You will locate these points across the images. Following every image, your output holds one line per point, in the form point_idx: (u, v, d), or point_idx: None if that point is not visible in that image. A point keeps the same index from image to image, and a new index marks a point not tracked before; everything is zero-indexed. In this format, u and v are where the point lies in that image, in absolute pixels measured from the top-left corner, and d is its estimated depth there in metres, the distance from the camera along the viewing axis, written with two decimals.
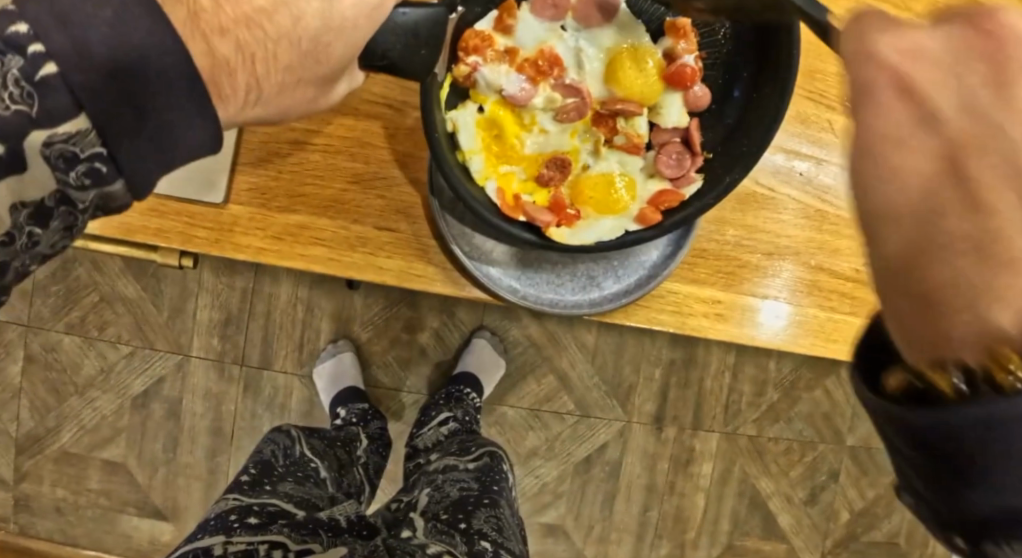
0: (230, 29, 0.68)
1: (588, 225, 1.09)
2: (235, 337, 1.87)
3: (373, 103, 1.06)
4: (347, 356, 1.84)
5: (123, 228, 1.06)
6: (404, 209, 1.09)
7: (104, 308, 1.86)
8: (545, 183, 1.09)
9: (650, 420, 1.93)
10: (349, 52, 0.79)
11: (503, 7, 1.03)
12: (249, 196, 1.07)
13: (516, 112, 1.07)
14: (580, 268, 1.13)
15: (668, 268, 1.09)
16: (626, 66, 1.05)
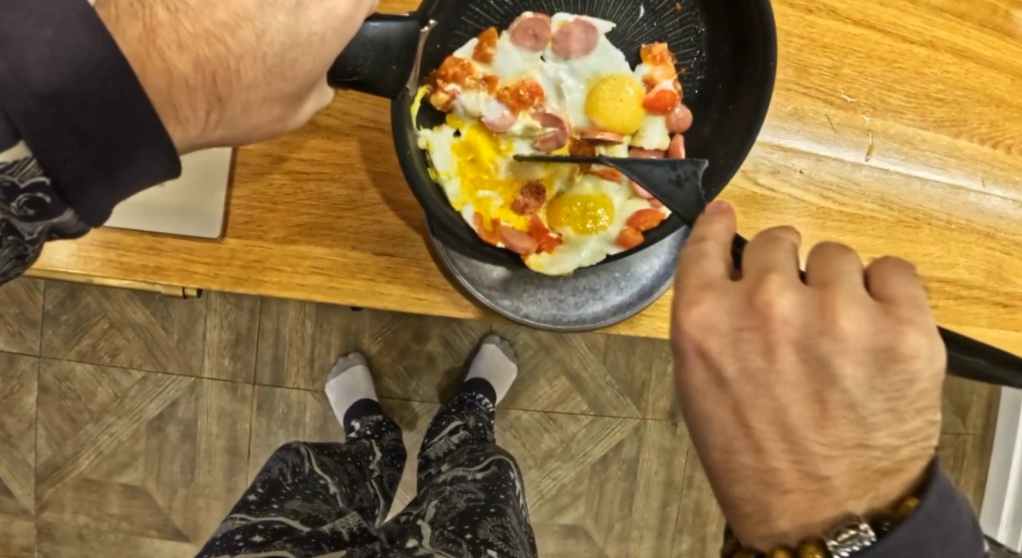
0: (187, 46, 0.67)
1: (568, 251, 0.97)
2: (246, 355, 1.87)
3: (366, 126, 0.95)
4: (358, 369, 1.85)
5: (121, 268, 0.95)
6: (403, 232, 0.97)
7: (115, 334, 1.87)
8: (523, 210, 0.97)
9: (665, 415, 1.93)
10: (318, 67, 0.75)
11: (482, 35, 0.96)
12: (245, 229, 0.94)
13: (492, 137, 0.96)
14: (581, 280, 1.02)
15: (672, 273, 1.02)
16: (607, 90, 0.96)
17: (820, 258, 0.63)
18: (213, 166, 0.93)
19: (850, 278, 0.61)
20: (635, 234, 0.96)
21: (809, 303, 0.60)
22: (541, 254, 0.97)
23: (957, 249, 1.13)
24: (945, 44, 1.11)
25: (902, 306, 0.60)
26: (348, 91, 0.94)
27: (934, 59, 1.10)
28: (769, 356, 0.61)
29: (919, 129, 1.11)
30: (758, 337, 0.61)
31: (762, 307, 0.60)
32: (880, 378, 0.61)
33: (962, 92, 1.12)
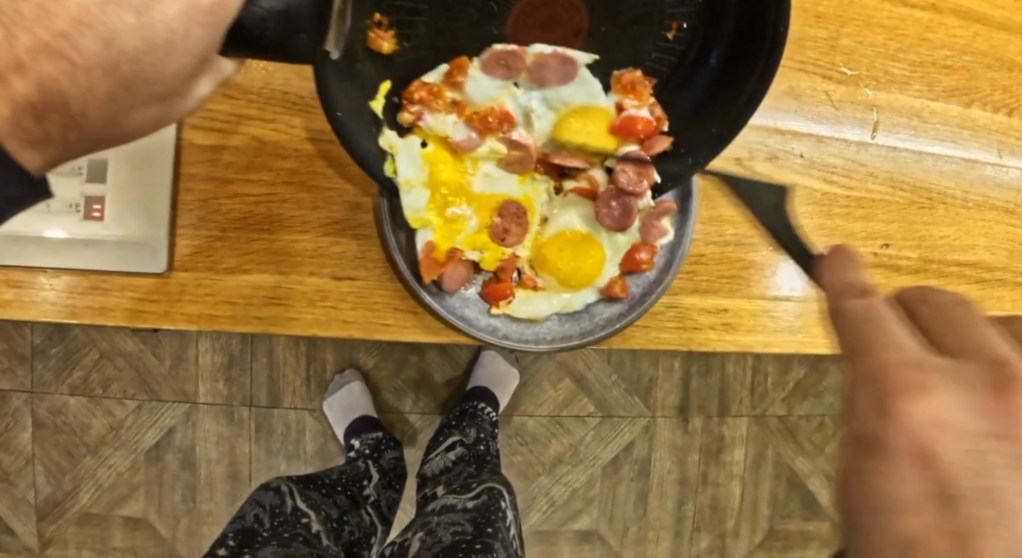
0: (26, 65, 0.60)
1: (544, 293, 0.92)
2: (241, 379, 1.65)
3: (314, 140, 0.87)
4: (356, 386, 1.65)
5: (65, 312, 0.86)
6: (364, 252, 0.89)
7: (106, 364, 1.62)
8: (500, 238, 0.88)
9: (675, 413, 1.75)
10: (188, 67, 0.67)
11: (453, 62, 0.86)
12: (195, 259, 0.86)
13: (460, 159, 0.87)
14: (563, 296, 0.92)
15: (663, 282, 0.91)
16: (579, 121, 0.89)
17: (957, 332, 0.53)
18: (155, 193, 0.85)
19: (1004, 360, 0.51)
20: (621, 288, 0.91)
21: (965, 390, 0.50)
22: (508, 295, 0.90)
23: (975, 229, 1.05)
24: (949, 6, 1.02)
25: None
26: (286, 99, 0.86)
27: (939, 23, 1.01)
28: (960, 461, 0.48)
29: (929, 101, 1.02)
30: (934, 440, 0.48)
31: (902, 390, 0.50)
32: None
33: (971, 57, 1.03)
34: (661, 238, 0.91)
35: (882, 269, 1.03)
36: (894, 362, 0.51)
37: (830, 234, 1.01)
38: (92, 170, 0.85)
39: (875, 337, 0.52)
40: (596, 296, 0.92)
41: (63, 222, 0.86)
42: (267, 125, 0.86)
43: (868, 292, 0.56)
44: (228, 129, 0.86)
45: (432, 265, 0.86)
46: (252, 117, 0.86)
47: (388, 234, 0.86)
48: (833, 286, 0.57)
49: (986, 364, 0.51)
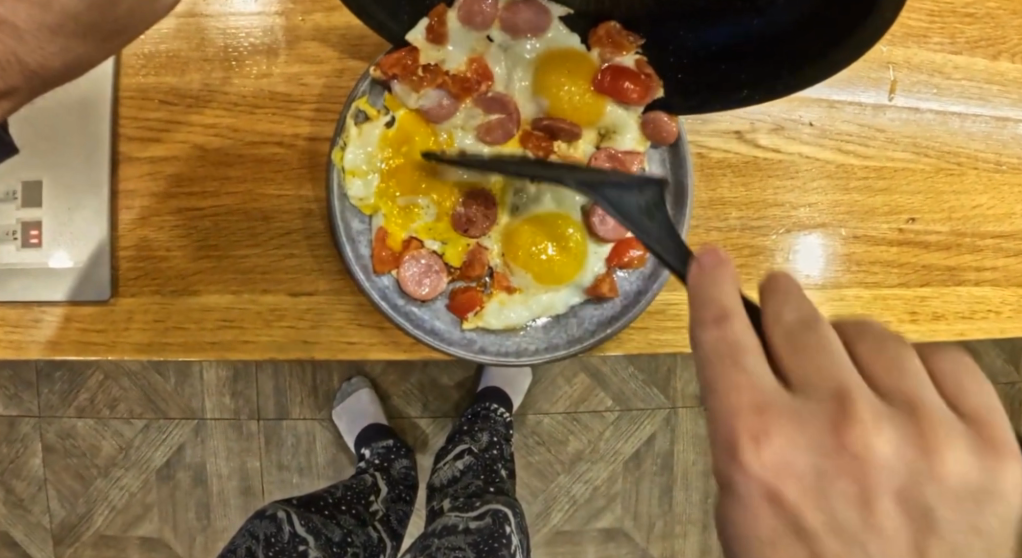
0: None
1: (521, 297, 0.82)
2: (248, 391, 1.53)
3: (260, 143, 0.80)
4: (364, 394, 1.52)
5: (13, 348, 0.79)
6: (322, 264, 0.81)
7: (111, 385, 1.53)
8: (464, 228, 0.80)
9: (696, 401, 1.65)
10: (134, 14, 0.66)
11: (432, 12, 0.76)
12: (139, 283, 0.79)
13: (431, 133, 0.79)
14: (543, 301, 0.82)
15: (657, 284, 0.80)
16: (564, 75, 0.79)
17: (875, 344, 0.47)
18: (93, 212, 0.78)
19: (856, 384, 0.44)
20: (609, 288, 0.81)
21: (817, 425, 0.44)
22: (477, 303, 0.80)
23: (1012, 194, 0.95)
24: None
25: (918, 402, 0.45)
26: (233, 102, 0.79)
27: None
28: (806, 502, 0.44)
29: (952, 54, 0.92)
30: (780, 487, 0.44)
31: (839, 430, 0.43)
32: (962, 509, 0.43)
33: (995, 3, 0.93)
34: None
35: (908, 246, 0.92)
36: (746, 421, 0.44)
37: (851, 211, 0.91)
38: (27, 193, 0.79)
39: (812, 364, 0.45)
40: (581, 297, 0.82)
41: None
42: (206, 131, 0.79)
43: (725, 323, 0.46)
44: (165, 139, 0.79)
45: (391, 262, 0.79)
46: (190, 124, 0.79)
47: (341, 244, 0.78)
48: (697, 297, 0.47)
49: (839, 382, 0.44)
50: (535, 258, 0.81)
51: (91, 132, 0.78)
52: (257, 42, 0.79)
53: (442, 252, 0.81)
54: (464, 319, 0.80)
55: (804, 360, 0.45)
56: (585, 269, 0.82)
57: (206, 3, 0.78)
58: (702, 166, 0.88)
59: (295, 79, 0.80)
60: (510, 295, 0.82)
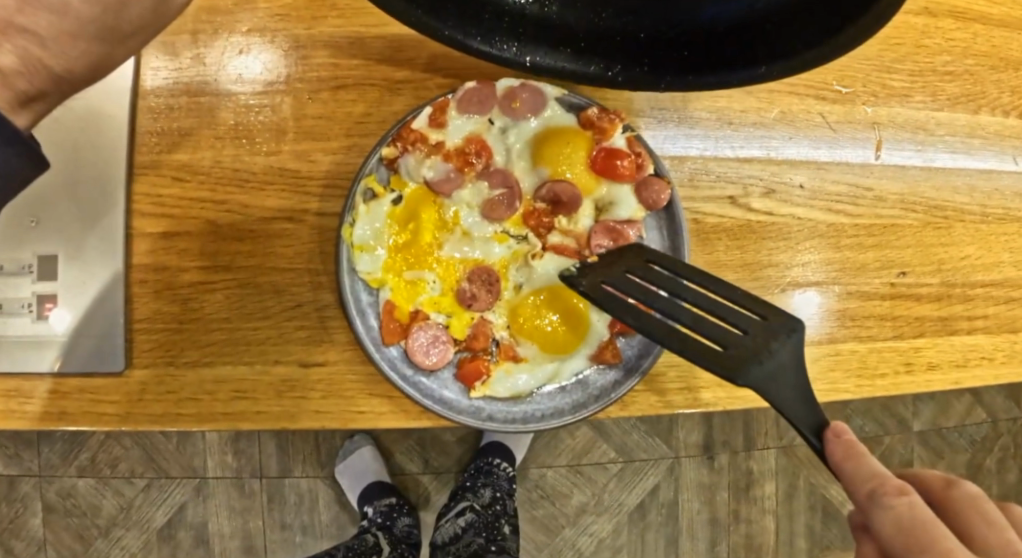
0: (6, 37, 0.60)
1: (527, 365, 0.84)
2: (250, 450, 1.53)
3: (271, 219, 0.82)
4: (367, 451, 1.51)
5: (23, 420, 0.80)
6: (330, 335, 0.82)
7: (113, 444, 1.53)
8: (467, 303, 0.83)
9: (699, 451, 1.65)
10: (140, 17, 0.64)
11: (436, 103, 0.80)
12: (154, 355, 0.81)
13: (435, 207, 0.83)
14: (548, 370, 0.84)
15: (655, 354, 0.80)
16: (563, 153, 0.83)
17: (968, 508, 0.55)
18: (106, 287, 0.80)
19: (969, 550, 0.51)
20: (613, 353, 0.83)
21: None
22: (483, 375, 0.82)
23: (999, 244, 0.98)
24: (945, 8, 0.96)
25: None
26: (246, 179, 0.82)
27: (934, 27, 0.96)
28: None
29: (934, 110, 0.96)
30: None
31: None
32: None
33: (974, 59, 0.97)
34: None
35: (900, 299, 0.94)
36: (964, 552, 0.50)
37: (843, 267, 0.93)
38: (43, 266, 0.81)
39: (935, 541, 0.51)
40: (587, 364, 0.84)
41: (13, 323, 0.80)
42: (218, 208, 0.82)
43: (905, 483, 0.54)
44: (180, 215, 0.82)
45: (399, 332, 0.81)
46: (203, 202, 0.82)
47: (351, 316, 0.79)
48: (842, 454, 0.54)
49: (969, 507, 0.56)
50: (533, 327, 0.84)
51: (105, 204, 0.81)
52: (266, 120, 0.83)
53: (447, 325, 0.83)
54: (472, 390, 0.82)
55: (919, 533, 0.51)
56: (590, 339, 0.84)
57: (217, 82, 0.82)
58: (697, 232, 0.90)
59: (303, 154, 0.83)
60: (513, 366, 0.84)
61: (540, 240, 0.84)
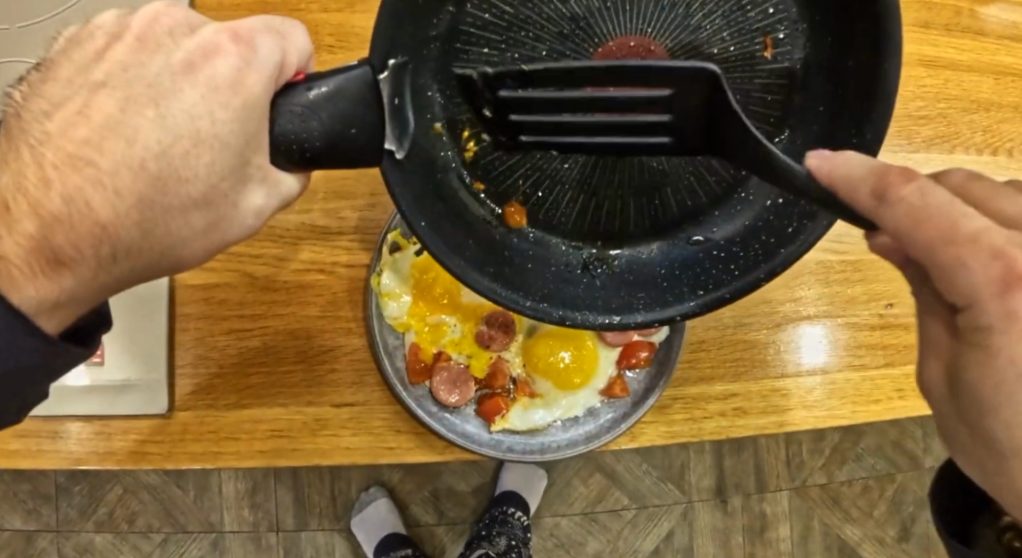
0: (54, 180, 0.58)
1: (542, 401, 0.91)
2: (267, 503, 1.57)
3: (304, 271, 0.88)
4: (383, 503, 1.55)
5: (69, 459, 0.86)
6: (359, 376, 0.88)
7: (130, 498, 1.57)
8: (486, 344, 0.90)
9: (712, 495, 1.68)
10: (205, 221, 0.63)
11: None
12: (195, 398, 0.87)
13: None
14: (561, 403, 0.91)
15: (660, 386, 0.86)
16: None
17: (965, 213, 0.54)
18: (153, 338, 0.87)
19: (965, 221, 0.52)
20: (621, 388, 0.89)
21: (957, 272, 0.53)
22: (503, 409, 0.89)
23: None
24: (915, 58, 1.07)
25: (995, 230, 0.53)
26: (279, 235, 0.88)
27: (905, 76, 1.06)
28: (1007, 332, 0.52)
29: (910, 152, 1.06)
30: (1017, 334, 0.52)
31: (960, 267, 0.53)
32: None
33: (945, 103, 1.08)
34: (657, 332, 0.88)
35: None
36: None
37: None
38: None
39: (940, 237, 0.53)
40: (597, 398, 0.91)
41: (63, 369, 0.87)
42: (255, 260, 0.88)
43: (1009, 276, 0.52)
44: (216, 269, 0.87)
45: (424, 372, 0.88)
46: (239, 255, 0.87)
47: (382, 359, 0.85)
48: (936, 226, 0.52)
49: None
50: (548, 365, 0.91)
51: None
52: None
53: (468, 365, 0.90)
54: (493, 423, 0.89)
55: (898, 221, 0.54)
56: (599, 374, 0.92)
57: None
58: None
59: (332, 212, 0.88)
60: (531, 400, 0.91)
61: None
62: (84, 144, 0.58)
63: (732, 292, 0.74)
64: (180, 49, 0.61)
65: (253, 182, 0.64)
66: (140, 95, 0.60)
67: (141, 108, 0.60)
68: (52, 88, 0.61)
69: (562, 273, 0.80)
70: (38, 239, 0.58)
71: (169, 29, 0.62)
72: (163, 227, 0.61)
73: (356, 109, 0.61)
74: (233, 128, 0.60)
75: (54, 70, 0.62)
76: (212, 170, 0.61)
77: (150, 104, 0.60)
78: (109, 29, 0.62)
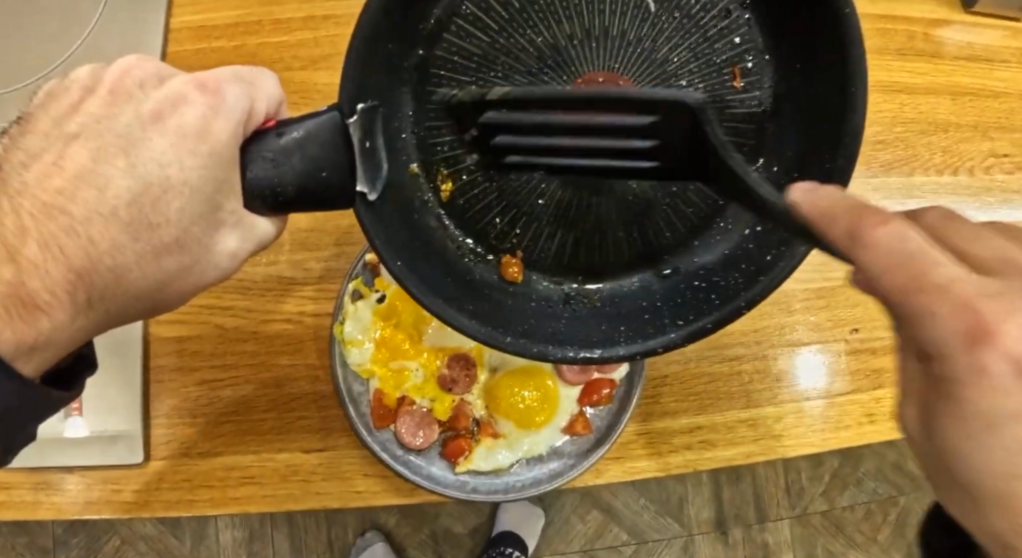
0: (31, 229, 0.59)
1: (505, 442, 0.92)
2: (264, 552, 1.57)
3: (271, 321, 0.91)
4: (380, 546, 1.54)
5: (51, 510, 0.88)
6: (328, 421, 0.90)
7: (127, 551, 1.57)
8: (448, 387, 0.92)
9: (712, 526, 1.67)
10: (181, 263, 0.65)
11: None
12: (170, 447, 0.88)
13: (415, 304, 0.92)
14: (523, 443, 0.92)
15: (621, 422, 0.88)
16: None
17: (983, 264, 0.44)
18: (126, 387, 0.88)
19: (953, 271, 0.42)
20: (582, 425, 0.91)
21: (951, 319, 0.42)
22: (466, 450, 0.91)
23: None
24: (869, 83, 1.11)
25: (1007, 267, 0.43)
26: (248, 287, 0.91)
27: None
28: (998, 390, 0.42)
29: (869, 177, 1.10)
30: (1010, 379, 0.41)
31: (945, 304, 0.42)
32: None
33: (903, 127, 1.11)
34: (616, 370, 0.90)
35: None
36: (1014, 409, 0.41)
37: None
38: None
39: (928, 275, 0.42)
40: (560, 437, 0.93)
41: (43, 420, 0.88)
42: (225, 312, 0.90)
43: (979, 335, 0.41)
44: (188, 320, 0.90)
45: (388, 417, 0.90)
46: (209, 307, 0.90)
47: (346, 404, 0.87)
48: (903, 275, 0.42)
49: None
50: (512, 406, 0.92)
51: None
52: None
53: (431, 409, 0.92)
54: (457, 465, 0.90)
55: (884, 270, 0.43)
56: (562, 414, 0.93)
57: None
58: None
59: (299, 263, 0.91)
60: (494, 441, 0.92)
61: None
62: (62, 190, 0.60)
63: (715, 321, 0.73)
64: (150, 100, 0.64)
65: (226, 225, 0.65)
66: (110, 145, 0.62)
67: (112, 159, 0.62)
68: (31, 140, 0.63)
69: (543, 308, 0.82)
70: (15, 284, 0.59)
71: (139, 81, 0.65)
72: (137, 270, 0.63)
73: (325, 149, 0.61)
74: (202, 174, 0.62)
75: (29, 125, 0.65)
76: (183, 214, 0.63)
77: (120, 152, 0.62)
78: (83, 83, 0.65)
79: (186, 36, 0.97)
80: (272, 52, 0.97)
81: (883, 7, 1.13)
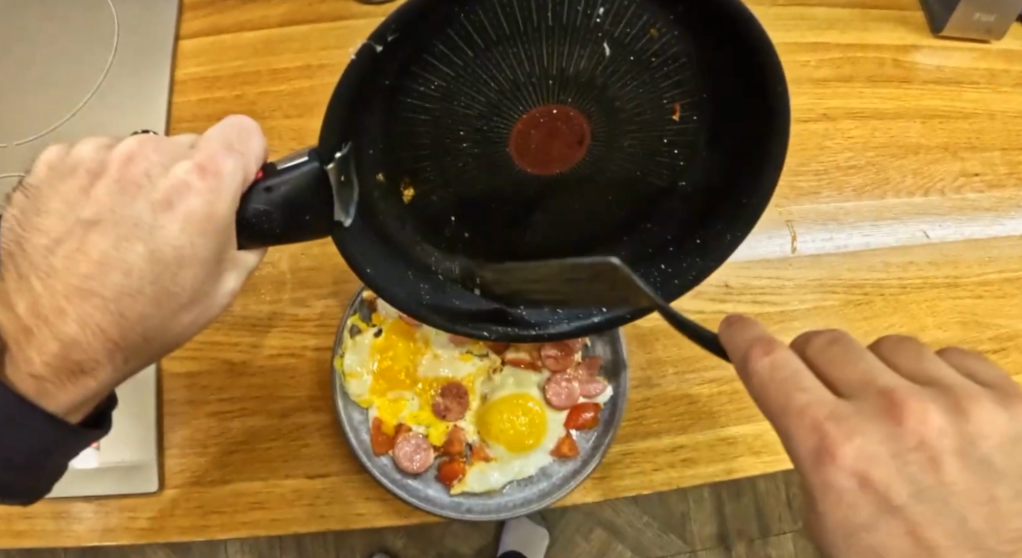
0: (66, 311, 0.66)
1: (497, 464, 0.97)
2: None
3: (277, 355, 0.97)
4: None
5: (71, 538, 0.93)
6: (330, 449, 0.95)
7: None
8: (442, 414, 0.97)
9: (715, 542, 1.71)
10: (195, 313, 0.71)
11: None
12: (182, 475, 0.93)
13: (409, 338, 0.98)
14: (514, 466, 0.97)
15: (605, 442, 0.93)
16: None
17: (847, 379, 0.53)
18: (141, 419, 0.93)
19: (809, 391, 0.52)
20: (569, 447, 0.96)
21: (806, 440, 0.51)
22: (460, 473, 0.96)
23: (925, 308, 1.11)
24: (840, 110, 1.17)
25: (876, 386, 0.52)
26: (254, 321, 0.97)
27: (835, 127, 1.16)
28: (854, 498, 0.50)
29: (845, 201, 1.14)
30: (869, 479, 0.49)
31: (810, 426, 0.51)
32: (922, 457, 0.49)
33: (874, 152, 1.16)
34: (600, 395, 0.97)
35: None
36: (860, 520, 0.49)
37: None
38: None
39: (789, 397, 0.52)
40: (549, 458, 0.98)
41: None
42: (232, 348, 0.96)
43: (823, 452, 0.50)
44: (198, 357, 0.96)
45: (386, 444, 0.94)
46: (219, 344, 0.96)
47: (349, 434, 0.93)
48: (778, 401, 0.53)
49: (888, 398, 0.51)
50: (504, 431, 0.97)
51: None
52: (266, 272, 0.99)
53: (426, 435, 0.97)
54: (453, 488, 0.95)
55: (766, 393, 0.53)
56: (550, 436, 0.98)
57: None
58: (636, 334, 1.00)
59: (300, 300, 0.99)
60: (487, 463, 0.97)
61: (498, 356, 1.00)
62: (88, 279, 0.66)
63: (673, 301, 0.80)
64: (156, 187, 0.67)
65: (227, 269, 0.71)
66: (123, 226, 0.67)
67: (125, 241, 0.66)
68: (47, 222, 0.68)
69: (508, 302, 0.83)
70: (60, 357, 0.67)
71: (144, 169, 0.68)
72: (159, 328, 0.69)
73: (302, 198, 0.64)
74: (207, 244, 0.67)
75: (45, 201, 0.69)
76: (195, 278, 0.68)
77: (133, 234, 0.67)
78: (88, 164, 0.68)
79: (191, 88, 1.04)
80: (271, 101, 1.05)
81: (852, 38, 1.19)
